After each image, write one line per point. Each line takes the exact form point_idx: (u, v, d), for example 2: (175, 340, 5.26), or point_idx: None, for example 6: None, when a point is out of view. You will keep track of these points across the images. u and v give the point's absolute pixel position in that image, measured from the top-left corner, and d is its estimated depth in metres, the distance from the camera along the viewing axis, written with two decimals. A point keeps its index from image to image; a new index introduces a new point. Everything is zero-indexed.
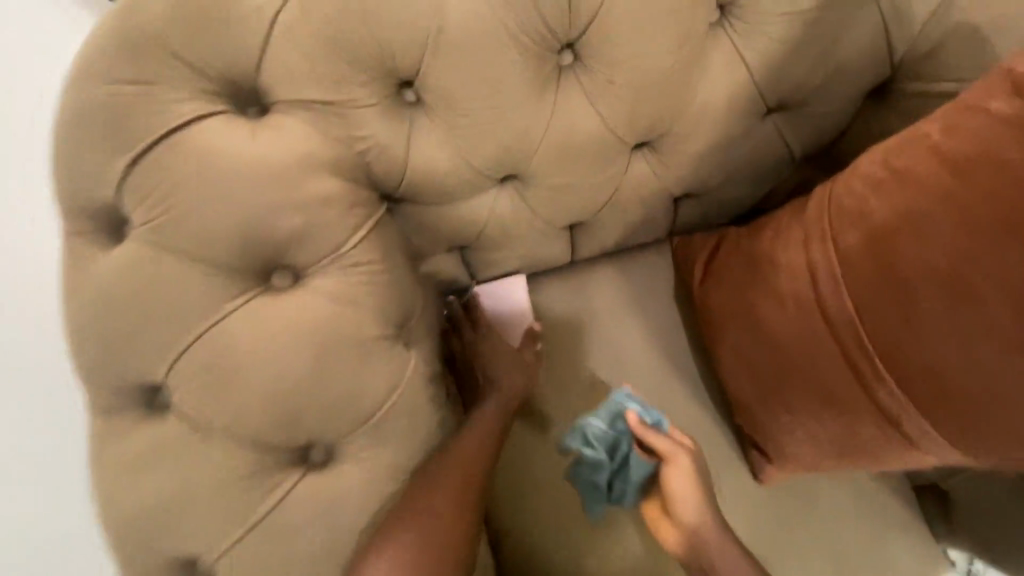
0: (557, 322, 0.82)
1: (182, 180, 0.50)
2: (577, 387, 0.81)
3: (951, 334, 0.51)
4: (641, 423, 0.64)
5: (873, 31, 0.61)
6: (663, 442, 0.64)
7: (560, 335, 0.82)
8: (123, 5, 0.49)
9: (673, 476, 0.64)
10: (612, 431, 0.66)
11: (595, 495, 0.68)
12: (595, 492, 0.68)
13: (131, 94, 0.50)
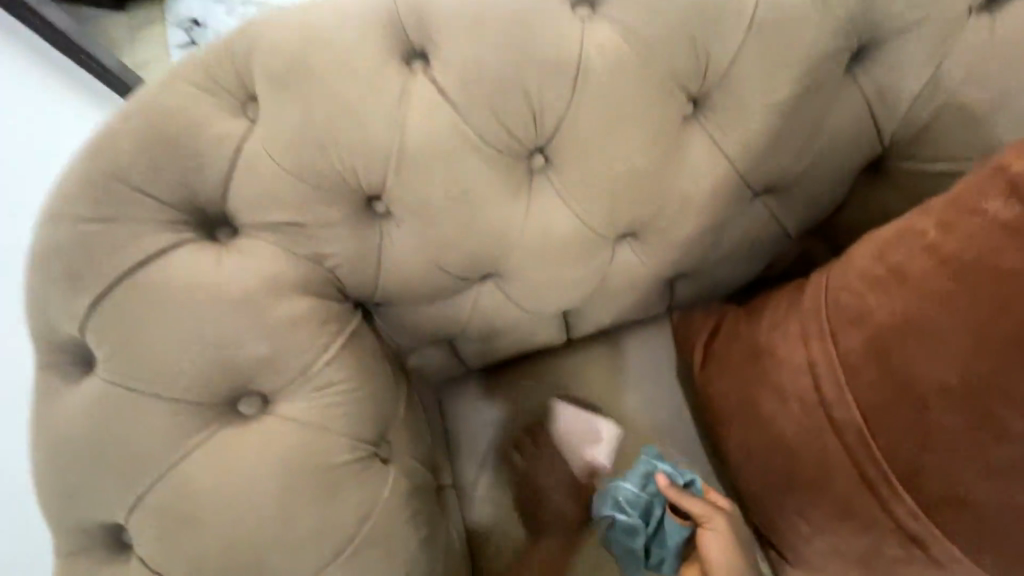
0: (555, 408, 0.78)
1: (147, 314, 0.51)
2: None
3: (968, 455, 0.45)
4: (670, 484, 0.62)
5: (857, 113, 0.58)
6: (698, 505, 0.62)
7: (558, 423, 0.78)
8: (96, 146, 0.52)
9: (710, 542, 0.60)
10: (644, 493, 0.65)
11: (635, 563, 0.65)
12: (632, 560, 0.65)
13: (98, 231, 0.51)
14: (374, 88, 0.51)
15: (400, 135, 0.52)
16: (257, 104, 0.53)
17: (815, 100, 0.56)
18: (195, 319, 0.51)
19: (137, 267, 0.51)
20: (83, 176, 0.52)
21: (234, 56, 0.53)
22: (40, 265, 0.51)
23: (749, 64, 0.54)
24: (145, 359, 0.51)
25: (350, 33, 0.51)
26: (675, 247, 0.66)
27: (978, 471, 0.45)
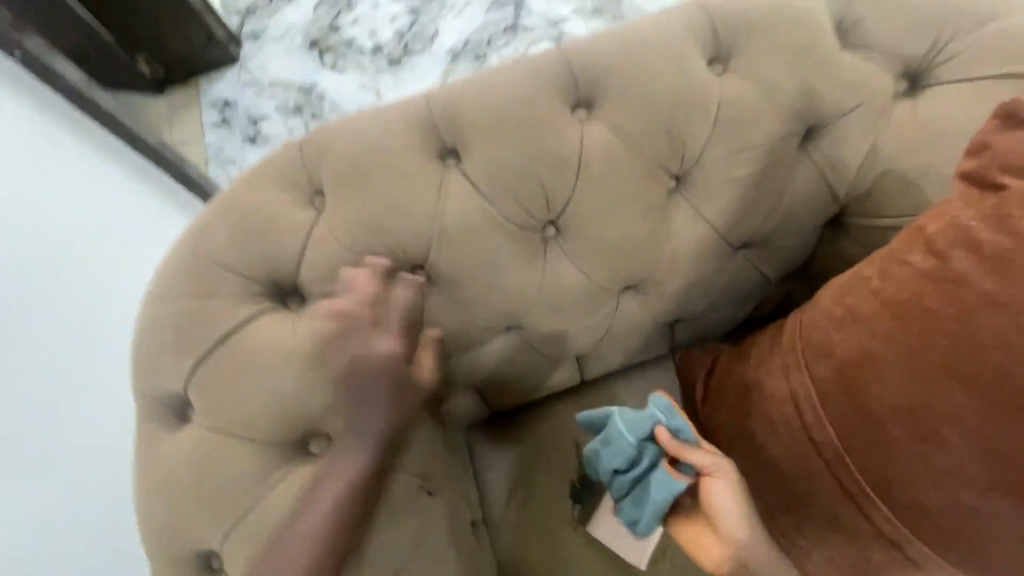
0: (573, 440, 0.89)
1: (237, 371, 0.62)
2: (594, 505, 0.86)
3: (924, 465, 0.54)
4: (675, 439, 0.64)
5: (812, 180, 0.70)
6: (700, 455, 0.64)
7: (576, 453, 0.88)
8: (197, 237, 0.65)
9: (716, 488, 0.64)
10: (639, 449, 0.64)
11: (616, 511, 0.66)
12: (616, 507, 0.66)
13: (199, 305, 0.63)
14: (419, 181, 0.64)
15: (440, 217, 0.65)
16: (322, 197, 0.66)
17: (776, 172, 0.69)
18: (275, 376, 0.62)
19: (228, 334, 0.63)
20: (188, 259, 0.65)
21: (306, 160, 0.66)
22: (153, 333, 0.63)
23: (717, 148, 0.67)
24: (234, 409, 0.62)
25: (399, 139, 0.65)
26: (670, 296, 0.76)
27: (932, 478, 0.54)
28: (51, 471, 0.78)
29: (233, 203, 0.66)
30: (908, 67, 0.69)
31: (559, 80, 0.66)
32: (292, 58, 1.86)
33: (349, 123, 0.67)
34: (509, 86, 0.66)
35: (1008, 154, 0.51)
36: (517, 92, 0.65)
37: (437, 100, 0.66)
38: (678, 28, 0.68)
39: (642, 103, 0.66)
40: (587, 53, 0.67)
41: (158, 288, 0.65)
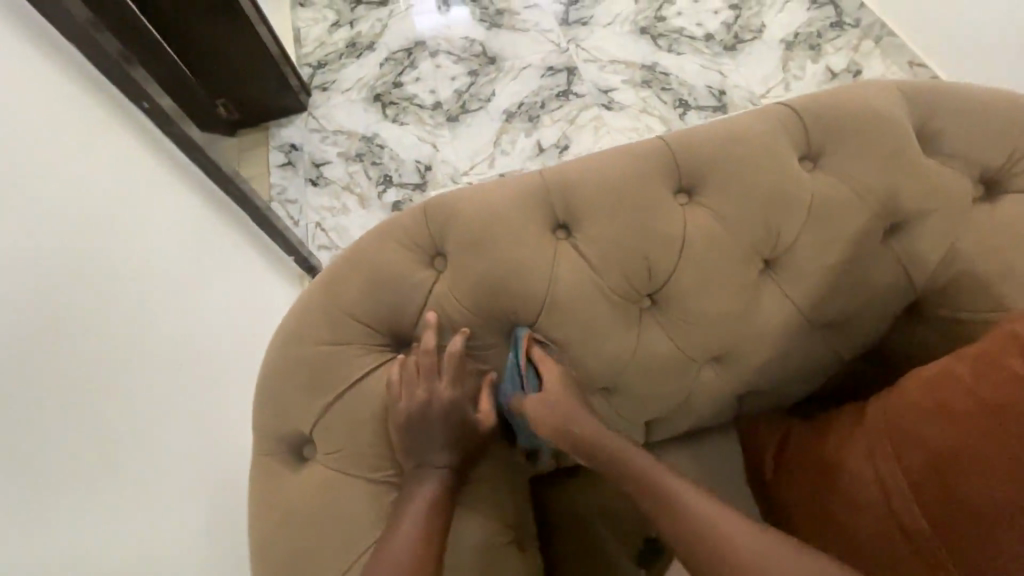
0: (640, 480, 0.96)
1: (360, 416, 0.68)
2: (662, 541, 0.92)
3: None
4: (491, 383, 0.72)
5: (894, 271, 0.74)
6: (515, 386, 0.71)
7: None
8: (326, 289, 0.72)
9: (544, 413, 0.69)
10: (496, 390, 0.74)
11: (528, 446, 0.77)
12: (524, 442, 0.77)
13: (327, 353, 0.69)
14: (536, 250, 0.71)
15: (550, 284, 0.71)
16: (443, 258, 0.73)
17: (860, 263, 0.74)
18: (395, 421, 0.67)
19: (357, 379, 0.69)
20: (318, 308, 0.71)
21: (431, 223, 0.73)
22: (284, 376, 0.69)
23: (806, 236, 0.73)
24: (357, 451, 0.67)
25: (518, 210, 0.72)
26: (751, 371, 0.80)
27: (1019, 571, 0.55)
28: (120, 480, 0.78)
29: (361, 257, 0.72)
30: (981, 174, 0.74)
31: (663, 167, 0.74)
32: (356, 109, 2.26)
33: (471, 193, 0.75)
34: (618, 170, 0.73)
35: None
36: (625, 175, 0.73)
37: (551, 178, 0.74)
38: (772, 125, 0.75)
39: (739, 192, 0.72)
40: (683, 146, 0.74)
41: (291, 331, 0.71)
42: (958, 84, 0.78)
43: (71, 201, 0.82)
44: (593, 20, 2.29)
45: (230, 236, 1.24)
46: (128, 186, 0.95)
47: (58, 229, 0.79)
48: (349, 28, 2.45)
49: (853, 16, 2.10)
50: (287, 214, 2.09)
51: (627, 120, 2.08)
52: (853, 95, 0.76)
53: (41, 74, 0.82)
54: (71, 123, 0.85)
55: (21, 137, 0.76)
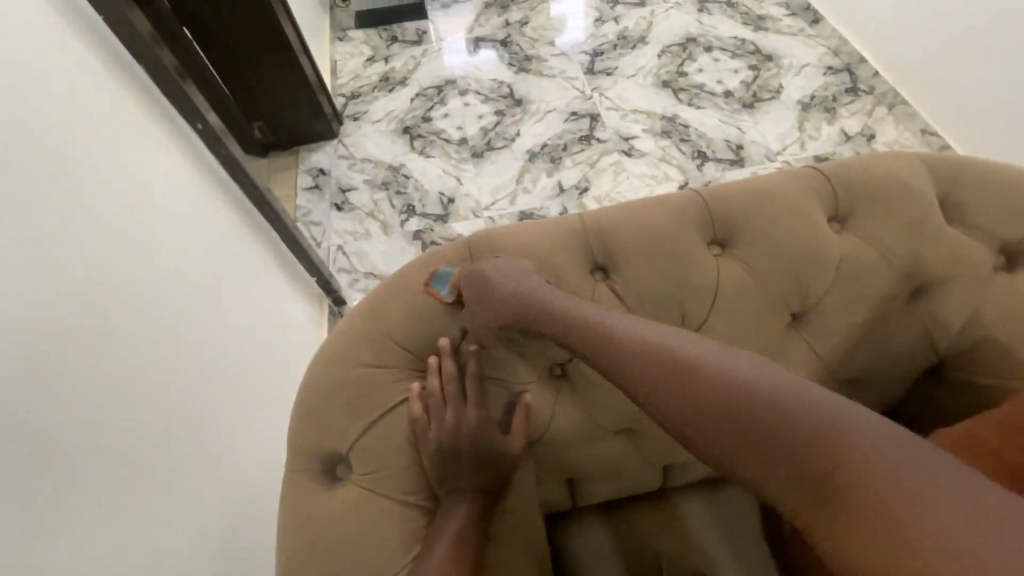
0: (673, 515, 0.98)
1: (395, 439, 0.69)
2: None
3: None
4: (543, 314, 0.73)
5: (918, 331, 0.77)
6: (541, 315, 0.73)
7: (672, 527, 0.97)
8: (370, 311, 0.75)
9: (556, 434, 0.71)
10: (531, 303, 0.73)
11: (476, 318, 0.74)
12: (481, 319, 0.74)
13: (368, 373, 0.72)
14: (575, 289, 0.75)
15: None
16: None
17: (884, 321, 0.76)
18: (430, 446, 0.68)
19: (398, 403, 0.71)
20: (361, 329, 0.74)
21: (475, 258, 0.78)
22: (325, 394, 0.71)
23: (832, 292, 0.76)
24: (390, 473, 0.68)
25: (559, 250, 0.76)
26: None
27: None
28: (143, 480, 0.76)
29: (407, 284, 0.76)
30: (1002, 245, 0.78)
31: (697, 218, 0.78)
32: (386, 139, 2.35)
33: (513, 231, 0.79)
34: (655, 218, 0.77)
35: None
36: (663, 224, 0.77)
37: (590, 220, 0.78)
38: (799, 184, 0.80)
39: (769, 245, 0.76)
40: (718, 201, 0.79)
41: (333, 351, 0.74)
42: (972, 157, 0.83)
43: (117, 206, 0.85)
44: (617, 71, 2.40)
45: (252, 250, 1.27)
46: (158, 187, 0.96)
47: (109, 228, 0.82)
48: (384, 64, 2.59)
49: (867, 83, 2.19)
50: (310, 235, 2.14)
51: (647, 166, 2.15)
52: (873, 161, 0.81)
53: (101, 83, 0.86)
54: (120, 130, 0.89)
55: (80, 146, 0.80)
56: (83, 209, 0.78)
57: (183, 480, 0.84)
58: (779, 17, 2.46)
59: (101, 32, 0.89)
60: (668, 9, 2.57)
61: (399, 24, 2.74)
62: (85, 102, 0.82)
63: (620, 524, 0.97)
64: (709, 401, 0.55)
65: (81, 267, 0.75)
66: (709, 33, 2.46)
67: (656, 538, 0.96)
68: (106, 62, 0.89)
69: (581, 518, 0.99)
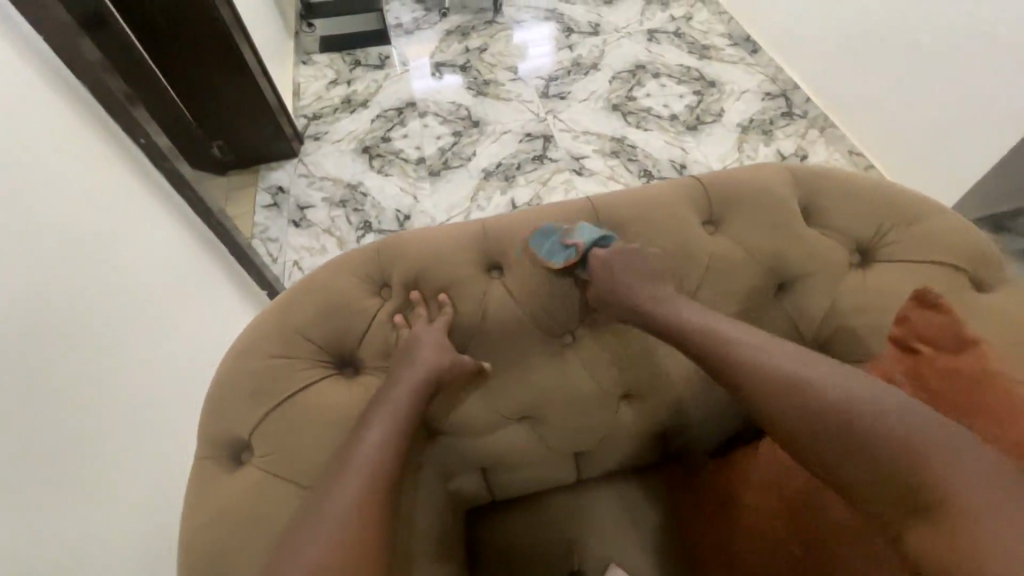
0: (585, 506, 1.03)
1: (293, 425, 0.74)
2: (589, 563, 0.97)
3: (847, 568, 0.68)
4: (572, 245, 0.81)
5: (785, 324, 0.86)
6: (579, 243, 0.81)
7: (584, 518, 1.02)
8: (279, 308, 0.80)
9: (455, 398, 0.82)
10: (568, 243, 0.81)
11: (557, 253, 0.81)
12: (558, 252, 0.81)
13: (274, 364, 0.76)
14: (469, 286, 0.81)
15: (480, 315, 0.81)
16: (389, 289, 0.82)
17: (753, 314, 0.86)
18: (329, 429, 0.74)
19: (296, 392, 0.75)
20: (272, 324, 0.79)
21: (379, 257, 0.82)
22: (231, 384, 0.76)
23: (707, 288, 0.85)
24: (287, 458, 0.73)
25: (458, 250, 0.82)
26: (660, 406, 0.91)
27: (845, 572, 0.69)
28: (63, 477, 0.79)
29: (316, 284, 0.81)
30: (859, 245, 0.87)
31: (584, 220, 0.85)
32: (346, 158, 2.42)
33: (418, 232, 0.85)
34: (548, 220, 0.85)
35: (920, 328, 0.64)
36: (555, 226, 0.84)
37: (490, 225, 0.84)
38: (679, 190, 0.88)
39: (648, 246, 0.84)
40: (607, 205, 0.87)
41: (242, 345, 0.78)
42: (841, 169, 0.93)
43: (57, 214, 0.89)
44: (570, 96, 2.53)
45: (199, 261, 1.32)
46: (101, 198, 1.01)
47: (47, 231, 0.86)
48: (346, 87, 2.67)
49: (800, 108, 2.33)
50: (266, 251, 2.17)
51: (595, 185, 2.25)
52: (750, 171, 0.90)
53: (43, 101, 0.91)
54: (64, 146, 0.94)
55: (18, 156, 0.83)
56: (22, 216, 0.82)
57: (110, 480, 0.87)
58: (722, 46, 2.62)
59: (44, 52, 0.93)
60: (620, 38, 2.72)
61: (363, 50, 2.84)
62: (27, 118, 0.87)
63: (533, 516, 1.03)
64: (825, 423, 0.61)
65: (14, 269, 0.79)
66: (657, 61, 2.61)
67: (567, 528, 1.01)
68: (49, 81, 0.93)
69: (496, 512, 1.05)
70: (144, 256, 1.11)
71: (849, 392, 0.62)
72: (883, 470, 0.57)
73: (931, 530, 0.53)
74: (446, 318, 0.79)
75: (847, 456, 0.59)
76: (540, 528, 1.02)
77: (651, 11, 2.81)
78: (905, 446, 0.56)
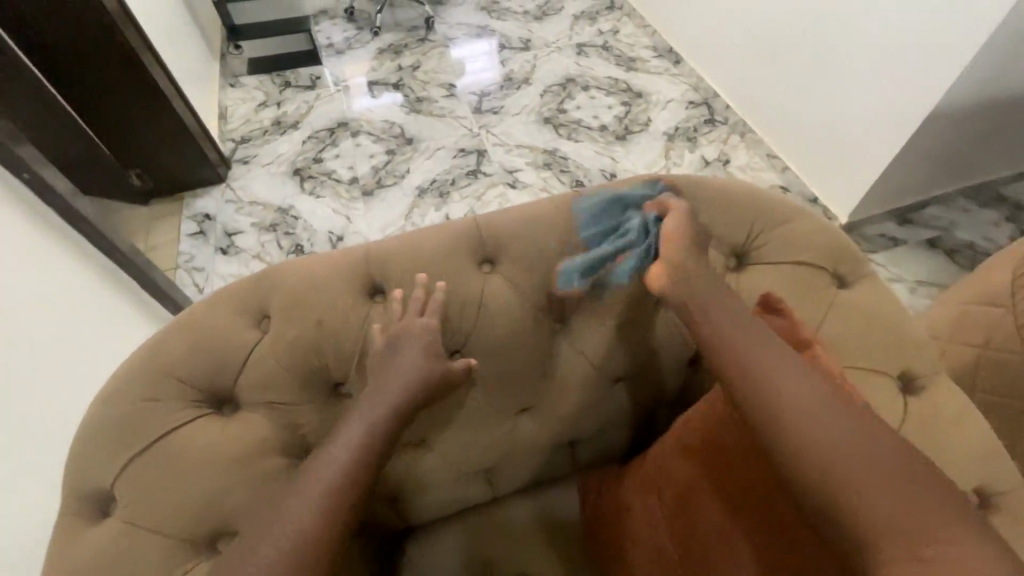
0: (501, 521, 1.03)
1: (161, 471, 0.71)
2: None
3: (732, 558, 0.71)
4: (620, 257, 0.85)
5: (671, 328, 0.90)
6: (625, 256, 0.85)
7: (500, 533, 1.02)
8: (148, 349, 0.77)
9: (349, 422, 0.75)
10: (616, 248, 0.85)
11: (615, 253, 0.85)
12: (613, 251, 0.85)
13: (142, 408, 0.74)
14: (347, 312, 0.80)
15: (362, 340, 0.80)
16: (267, 320, 0.80)
17: (639, 323, 0.89)
18: (204, 471, 0.72)
19: (164, 434, 0.73)
20: (139, 366, 0.75)
21: (258, 289, 0.81)
22: (96, 432, 0.73)
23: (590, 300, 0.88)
24: (155, 506, 0.70)
25: (336, 277, 0.81)
26: (558, 416, 0.93)
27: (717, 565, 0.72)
28: None
29: (188, 321, 0.78)
30: (733, 249, 0.91)
31: (466, 240, 0.86)
32: (275, 181, 2.36)
33: (300, 262, 0.83)
34: (427, 242, 0.85)
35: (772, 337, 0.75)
36: (438, 249, 0.84)
37: (372, 251, 0.84)
38: (557, 205, 0.90)
39: (530, 264, 0.86)
40: (489, 224, 0.88)
41: (108, 390, 0.75)
42: (713, 175, 0.96)
43: None
44: (503, 110, 2.57)
45: (98, 298, 1.25)
46: None
47: None
48: (276, 108, 2.62)
49: (721, 115, 2.42)
50: (193, 281, 2.08)
51: (529, 197, 2.27)
52: (628, 183, 0.93)
53: None
54: None
55: None
56: None
57: None
58: (648, 58, 2.71)
59: None
60: (550, 53, 2.78)
61: (293, 70, 2.80)
62: None
63: (449, 537, 1.02)
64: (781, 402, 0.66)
65: None
66: (586, 74, 2.68)
67: (484, 543, 1.01)
68: None
69: (414, 537, 1.02)
70: (32, 297, 1.04)
71: (786, 379, 0.68)
72: (841, 445, 0.62)
73: (882, 496, 0.58)
74: (328, 347, 0.79)
75: (806, 437, 0.63)
76: (457, 549, 1.01)
77: (579, 26, 2.88)
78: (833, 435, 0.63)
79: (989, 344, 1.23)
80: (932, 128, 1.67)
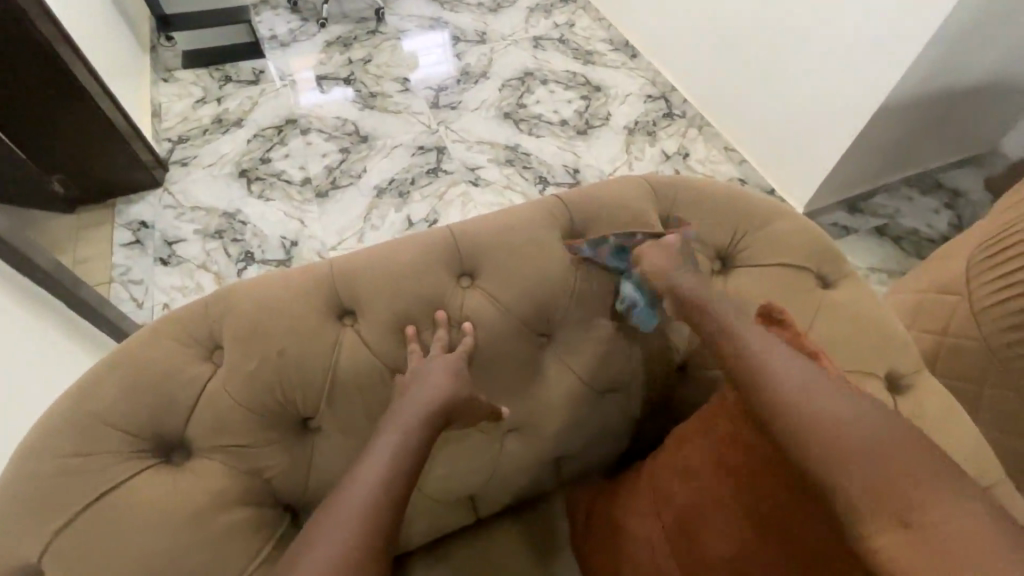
0: (486, 545, 0.97)
1: (99, 537, 0.62)
2: None
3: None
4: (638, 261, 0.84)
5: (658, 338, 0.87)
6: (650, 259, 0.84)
7: (485, 559, 0.95)
8: (77, 395, 0.67)
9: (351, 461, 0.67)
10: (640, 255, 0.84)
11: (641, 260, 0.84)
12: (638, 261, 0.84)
13: (73, 464, 0.64)
14: (313, 339, 0.72)
15: (329, 369, 0.72)
16: (221, 352, 0.71)
17: (626, 333, 0.85)
18: (149, 534, 0.63)
19: (103, 493, 0.63)
20: (69, 415, 0.65)
21: (208, 317, 0.72)
22: (16, 496, 0.62)
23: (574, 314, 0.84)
24: None
25: (297, 300, 0.73)
26: (545, 436, 0.87)
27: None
28: None
29: (125, 359, 0.68)
30: (719, 253, 0.89)
31: (442, 252, 0.79)
32: (219, 184, 2.19)
33: (255, 283, 0.74)
34: (401, 257, 0.78)
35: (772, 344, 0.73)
36: (411, 264, 0.77)
37: (339, 268, 0.76)
38: (539, 212, 0.85)
39: (512, 277, 0.80)
40: (467, 234, 0.81)
41: (29, 445, 0.65)
42: (696, 176, 0.93)
43: None
44: (461, 105, 2.48)
45: (26, 330, 1.10)
46: None
47: None
48: (216, 105, 2.43)
49: (680, 108, 2.42)
50: (130, 296, 1.91)
51: (492, 196, 2.21)
52: (611, 187, 0.89)
53: None
54: None
55: None
56: None
57: None
58: (604, 52, 2.67)
59: None
60: (506, 46, 2.71)
61: (233, 64, 2.60)
62: None
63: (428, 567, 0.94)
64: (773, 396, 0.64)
65: None
66: (544, 67, 2.62)
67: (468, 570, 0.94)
68: None
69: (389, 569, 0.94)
70: None
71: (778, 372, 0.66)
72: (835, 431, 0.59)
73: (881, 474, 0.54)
74: (293, 379, 0.71)
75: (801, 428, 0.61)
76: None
77: (535, 19, 2.82)
78: (814, 418, 0.60)
79: (947, 332, 1.25)
80: (884, 119, 1.73)
